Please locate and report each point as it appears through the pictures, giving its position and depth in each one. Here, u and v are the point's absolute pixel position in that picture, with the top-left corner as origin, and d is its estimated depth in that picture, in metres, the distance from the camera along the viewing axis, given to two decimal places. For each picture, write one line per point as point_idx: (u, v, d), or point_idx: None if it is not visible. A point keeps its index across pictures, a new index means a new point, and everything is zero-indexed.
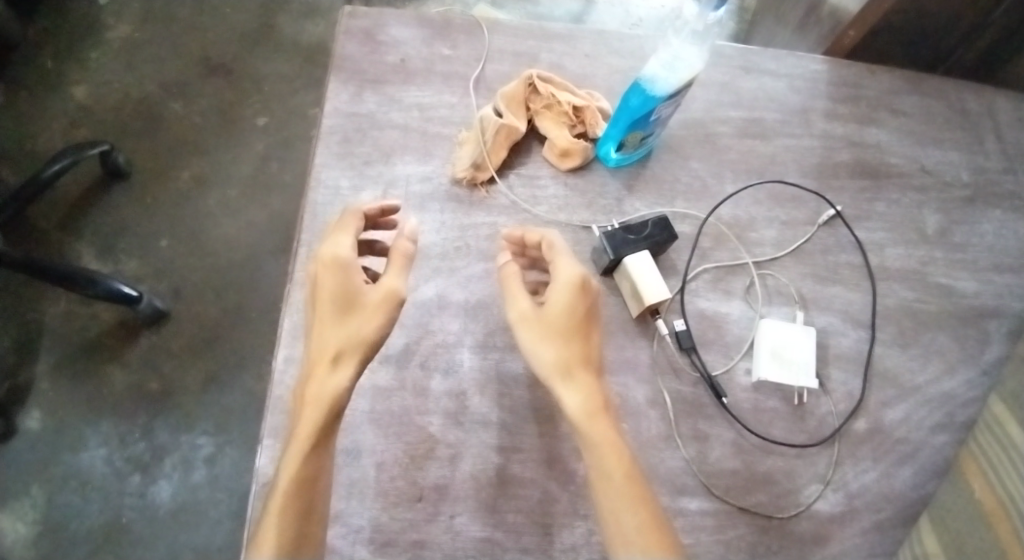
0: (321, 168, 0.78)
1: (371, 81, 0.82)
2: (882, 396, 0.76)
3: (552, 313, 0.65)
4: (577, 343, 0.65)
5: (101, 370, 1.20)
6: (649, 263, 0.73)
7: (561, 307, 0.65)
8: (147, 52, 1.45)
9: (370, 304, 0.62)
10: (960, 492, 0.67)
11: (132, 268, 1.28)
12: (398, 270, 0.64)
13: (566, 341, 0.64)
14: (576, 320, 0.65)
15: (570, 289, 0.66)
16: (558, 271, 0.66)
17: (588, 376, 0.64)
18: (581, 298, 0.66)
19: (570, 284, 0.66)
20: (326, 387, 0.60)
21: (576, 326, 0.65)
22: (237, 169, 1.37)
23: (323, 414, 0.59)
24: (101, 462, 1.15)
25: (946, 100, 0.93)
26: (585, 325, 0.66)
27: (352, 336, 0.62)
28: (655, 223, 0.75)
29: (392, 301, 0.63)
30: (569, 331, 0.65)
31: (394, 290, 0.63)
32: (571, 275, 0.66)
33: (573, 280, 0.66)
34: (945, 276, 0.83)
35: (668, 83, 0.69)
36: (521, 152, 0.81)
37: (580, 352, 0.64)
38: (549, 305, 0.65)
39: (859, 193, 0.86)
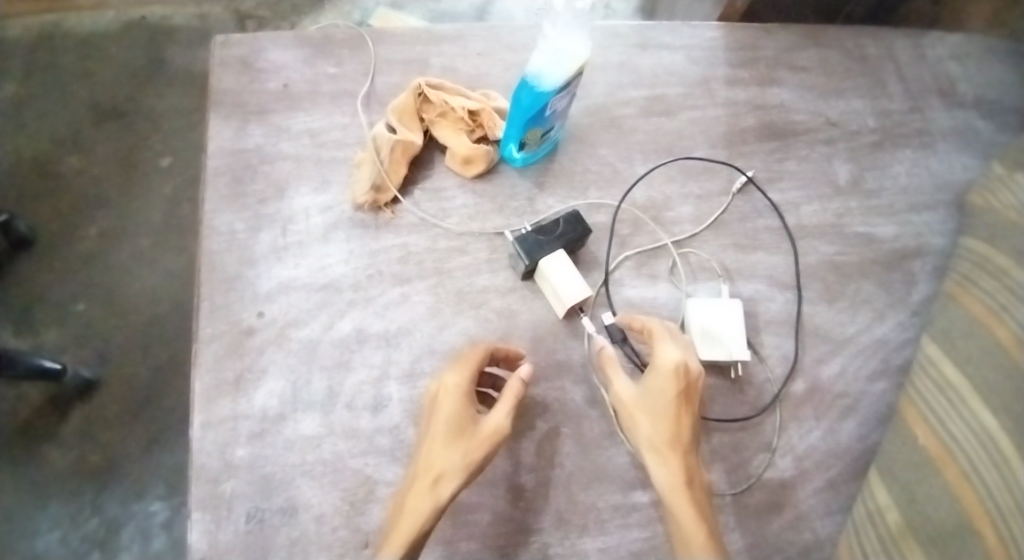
0: (213, 214, 0.73)
1: (255, 112, 0.78)
2: (818, 354, 0.76)
3: (647, 399, 0.64)
4: (669, 425, 0.62)
5: (38, 450, 1.14)
6: (565, 261, 0.71)
7: (654, 391, 0.64)
8: (33, 108, 1.36)
9: (477, 435, 0.63)
10: (905, 439, 0.66)
11: (52, 338, 1.21)
12: (506, 405, 0.64)
13: (655, 425, 0.63)
14: (671, 405, 0.62)
15: (668, 376, 0.63)
16: (657, 356, 0.64)
17: (676, 457, 0.62)
18: (675, 384, 0.62)
19: (666, 371, 0.63)
20: (427, 500, 0.60)
21: (670, 410, 0.63)
22: (149, 217, 1.31)
23: (416, 524, 0.59)
24: (57, 545, 1.09)
25: (843, 47, 0.93)
26: (682, 410, 0.63)
27: (455, 462, 0.61)
28: (564, 218, 0.73)
29: (498, 436, 0.63)
30: (662, 412, 0.63)
31: (500, 426, 0.63)
32: (671, 362, 0.63)
33: (671, 367, 0.63)
34: (863, 224, 0.84)
35: (556, 76, 0.66)
36: (423, 165, 0.78)
37: (669, 434, 0.62)
38: (646, 392, 0.64)
39: (769, 155, 0.85)
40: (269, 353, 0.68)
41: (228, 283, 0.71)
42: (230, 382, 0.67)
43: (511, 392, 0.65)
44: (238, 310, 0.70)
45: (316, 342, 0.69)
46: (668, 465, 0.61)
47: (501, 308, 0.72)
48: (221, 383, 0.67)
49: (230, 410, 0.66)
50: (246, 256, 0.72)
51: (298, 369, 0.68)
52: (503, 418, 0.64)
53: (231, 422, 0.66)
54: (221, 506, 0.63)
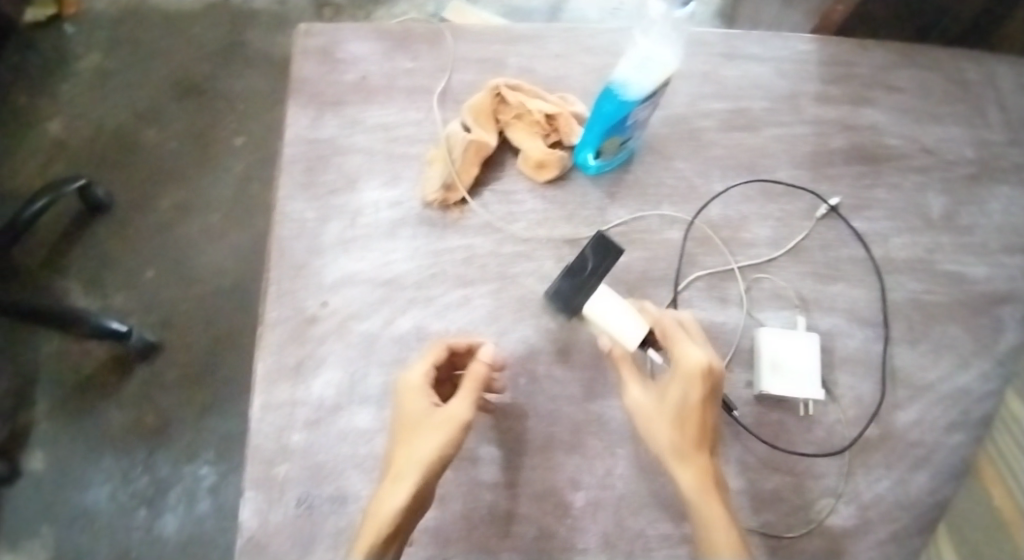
0: (285, 201, 0.74)
1: (331, 102, 0.78)
2: (891, 398, 0.72)
3: (668, 401, 0.59)
4: (692, 426, 0.58)
5: (97, 407, 1.18)
6: (608, 302, 0.65)
7: (677, 392, 0.59)
8: (117, 79, 1.41)
9: (435, 426, 0.59)
10: (978, 499, 0.62)
11: (119, 302, 1.26)
12: (466, 394, 0.60)
13: (680, 427, 0.58)
14: (695, 406, 0.58)
15: (695, 377, 0.58)
16: (680, 356, 0.59)
17: (702, 457, 0.58)
18: (701, 384, 0.58)
19: (691, 371, 0.58)
20: (388, 502, 0.55)
21: (695, 414, 0.58)
22: (217, 192, 1.34)
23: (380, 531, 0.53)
24: (107, 499, 1.14)
25: (943, 72, 0.88)
26: (705, 410, 0.58)
27: (415, 454, 0.57)
28: (592, 248, 0.67)
29: (456, 425, 0.58)
30: (684, 415, 0.58)
31: (456, 410, 0.59)
32: (695, 362, 0.58)
33: (698, 367, 0.58)
34: (952, 263, 0.79)
35: (643, 85, 0.64)
36: (494, 166, 0.76)
37: (694, 435, 0.58)
38: (669, 392, 0.60)
39: (857, 181, 0.81)
40: (330, 342, 0.69)
41: (295, 270, 0.71)
42: (290, 367, 0.68)
43: (471, 378, 0.62)
44: (303, 297, 0.70)
45: (377, 337, 0.69)
46: (696, 468, 0.57)
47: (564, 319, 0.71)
48: (284, 368, 0.68)
49: (289, 395, 0.67)
50: (314, 245, 0.72)
51: (357, 361, 0.68)
52: (465, 404, 0.60)
53: (289, 407, 0.67)
54: (274, 488, 0.64)
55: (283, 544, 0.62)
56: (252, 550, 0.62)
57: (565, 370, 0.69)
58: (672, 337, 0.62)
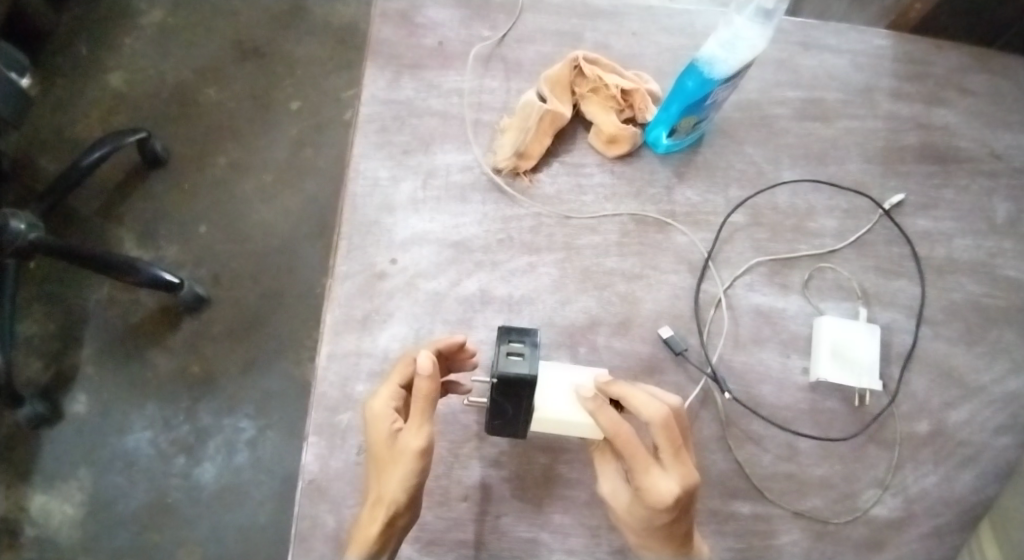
0: (360, 158, 0.75)
1: (409, 65, 0.80)
2: (945, 397, 0.72)
3: (633, 513, 0.60)
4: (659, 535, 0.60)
5: (145, 355, 1.15)
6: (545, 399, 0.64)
7: (642, 513, 0.59)
8: (180, 37, 1.37)
9: (395, 462, 0.56)
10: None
11: (171, 255, 1.22)
12: (420, 418, 0.56)
13: (649, 534, 0.60)
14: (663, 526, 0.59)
15: (664, 511, 0.57)
16: (648, 487, 0.56)
17: (669, 554, 0.62)
18: (669, 515, 0.57)
19: (658, 506, 0.56)
20: (363, 534, 0.57)
21: (663, 528, 0.59)
22: (271, 155, 1.29)
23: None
24: (147, 445, 1.11)
25: (1017, 78, 0.86)
26: (674, 525, 0.59)
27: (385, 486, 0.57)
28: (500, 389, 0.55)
29: (411, 454, 0.56)
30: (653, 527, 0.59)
31: (413, 439, 0.56)
32: (661, 498, 0.56)
33: (666, 504, 0.56)
34: (1015, 269, 0.78)
35: (728, 65, 0.65)
36: (566, 138, 0.78)
37: (663, 542, 0.61)
38: (635, 507, 0.59)
39: (926, 179, 0.80)
40: (397, 299, 0.71)
41: (367, 227, 0.73)
42: (358, 320, 0.70)
43: (420, 397, 0.56)
44: (372, 253, 0.72)
45: (444, 296, 0.71)
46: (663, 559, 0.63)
47: (626, 292, 0.73)
48: (351, 320, 0.70)
49: (355, 346, 0.69)
50: (387, 204, 0.74)
51: (422, 318, 0.70)
52: (424, 426, 0.56)
53: (354, 358, 0.69)
54: (336, 435, 0.66)
55: (343, 489, 0.64)
56: (312, 493, 0.64)
57: (623, 342, 0.71)
58: (639, 457, 0.57)
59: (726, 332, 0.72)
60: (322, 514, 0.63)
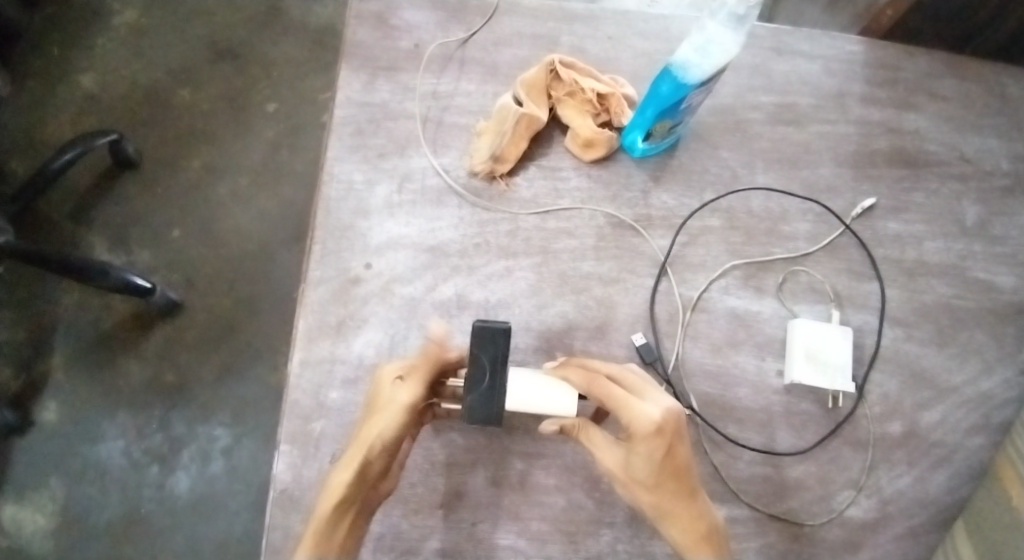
0: (333, 161, 0.75)
1: (384, 67, 0.79)
2: (917, 398, 0.73)
3: (637, 469, 0.59)
4: (672, 486, 0.59)
5: (117, 361, 1.13)
6: (522, 381, 0.62)
7: (642, 456, 0.58)
8: (153, 37, 1.34)
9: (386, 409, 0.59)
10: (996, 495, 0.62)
11: (144, 259, 1.20)
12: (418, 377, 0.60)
13: (653, 484, 0.59)
14: (662, 466, 0.58)
15: (654, 439, 0.57)
16: (632, 417, 0.58)
17: (680, 506, 0.59)
18: (661, 443, 0.57)
19: (646, 433, 0.57)
20: (334, 482, 0.56)
21: (663, 470, 0.58)
22: (246, 158, 1.27)
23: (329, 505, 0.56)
24: (119, 453, 1.09)
25: (986, 84, 0.88)
26: (673, 462, 0.58)
27: (363, 436, 0.58)
28: (476, 341, 0.60)
29: (398, 404, 0.59)
30: (653, 472, 0.58)
31: (403, 394, 0.59)
32: (648, 422, 0.57)
33: (653, 429, 0.57)
34: (984, 271, 0.79)
35: (702, 69, 0.65)
36: (542, 142, 0.78)
37: (672, 494, 0.59)
38: (633, 456, 0.59)
39: (897, 183, 0.82)
40: (372, 304, 0.70)
41: (341, 232, 0.72)
42: (332, 326, 0.69)
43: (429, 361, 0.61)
44: (347, 258, 0.71)
45: (419, 302, 0.70)
46: (680, 527, 0.59)
47: (603, 297, 0.73)
48: (326, 326, 0.69)
49: (329, 352, 0.68)
50: (362, 208, 0.73)
51: (398, 323, 0.69)
52: (422, 387, 0.60)
53: (328, 365, 0.68)
54: (311, 443, 0.65)
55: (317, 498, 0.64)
56: (285, 503, 0.63)
57: (600, 346, 0.71)
58: (617, 399, 0.59)
59: (702, 336, 0.73)
60: (296, 525, 0.63)
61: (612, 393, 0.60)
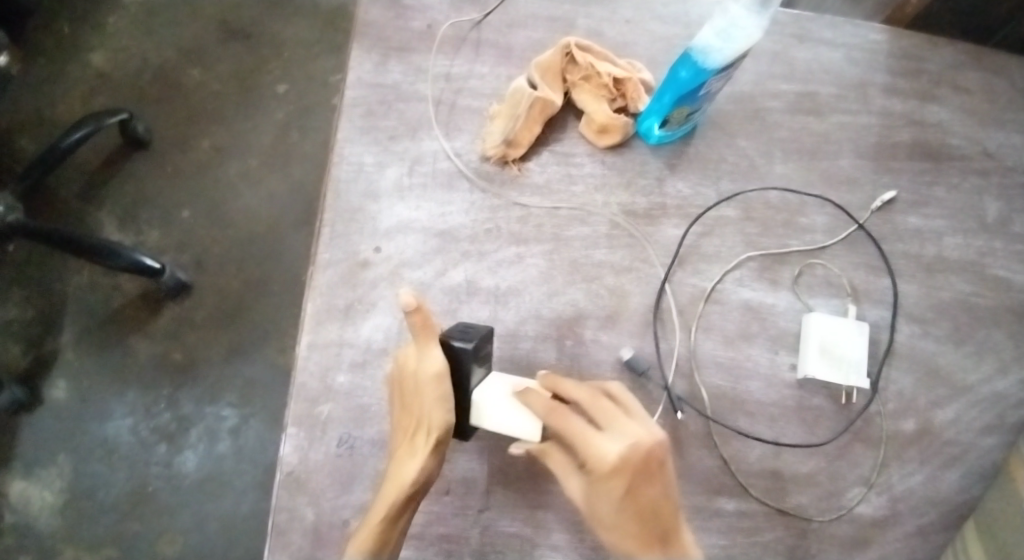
0: (343, 143, 0.74)
1: (396, 48, 0.78)
2: (932, 396, 0.72)
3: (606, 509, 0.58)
4: (647, 527, 0.57)
5: (126, 341, 1.13)
6: (490, 404, 0.61)
7: (604, 493, 0.57)
8: (164, 16, 1.33)
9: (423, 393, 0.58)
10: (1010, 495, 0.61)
11: (153, 239, 1.19)
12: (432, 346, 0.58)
13: (617, 522, 0.58)
14: (625, 505, 0.57)
15: (614, 476, 0.56)
16: (591, 453, 0.57)
17: (647, 546, 0.58)
18: (620, 483, 0.56)
19: (605, 471, 0.56)
20: (404, 473, 0.57)
21: (626, 508, 0.57)
22: (256, 139, 1.26)
23: (397, 498, 0.56)
24: (127, 432, 1.09)
25: (1011, 76, 0.85)
26: (638, 501, 0.57)
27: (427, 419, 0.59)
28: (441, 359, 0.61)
29: (436, 382, 0.58)
30: (616, 510, 0.57)
31: (434, 370, 0.58)
32: (608, 459, 0.56)
33: (611, 467, 0.56)
34: (1004, 268, 0.77)
35: (722, 55, 0.64)
36: (556, 127, 0.76)
37: (637, 534, 0.58)
38: (596, 492, 0.58)
39: (917, 176, 0.80)
40: (381, 288, 0.69)
41: (351, 214, 0.71)
42: (340, 309, 0.68)
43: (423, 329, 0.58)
44: (356, 241, 0.70)
45: (428, 287, 0.69)
46: None
47: (615, 286, 0.71)
48: (335, 309, 0.68)
49: (337, 336, 0.67)
50: (371, 190, 0.72)
51: None
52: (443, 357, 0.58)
53: (336, 348, 0.67)
54: (317, 426, 0.64)
55: (322, 481, 0.63)
56: (290, 486, 0.63)
57: (610, 336, 0.70)
58: (577, 433, 0.58)
59: (714, 328, 0.71)
60: (301, 508, 0.62)
61: (573, 426, 0.58)
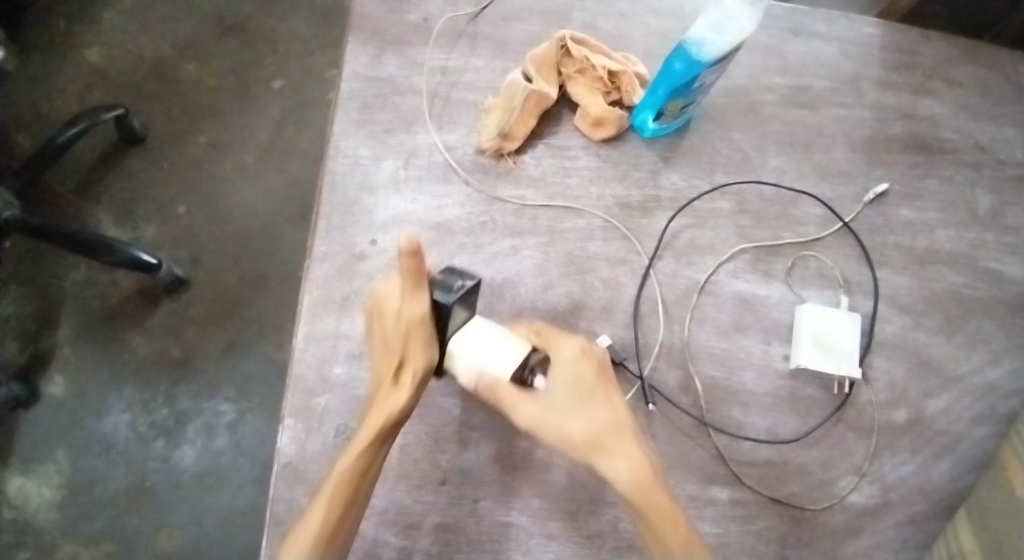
0: (340, 136, 0.74)
1: (392, 42, 0.78)
2: (923, 386, 0.72)
3: (556, 398, 0.61)
4: (598, 414, 0.60)
5: (123, 336, 1.13)
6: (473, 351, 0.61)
7: (571, 381, 0.62)
8: (160, 11, 1.33)
9: (408, 334, 0.60)
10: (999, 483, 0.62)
11: (149, 235, 1.19)
12: (416, 285, 0.60)
13: (586, 414, 0.60)
14: (592, 390, 0.61)
15: (582, 360, 0.62)
16: (559, 344, 0.63)
17: (621, 442, 0.59)
18: (589, 364, 0.62)
19: (575, 353, 0.62)
20: (388, 404, 0.59)
21: (594, 394, 0.61)
22: (252, 134, 1.26)
23: (380, 426, 0.58)
24: (125, 427, 1.09)
25: (1002, 71, 0.86)
26: (603, 389, 0.62)
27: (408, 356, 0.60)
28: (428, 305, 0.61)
29: (419, 320, 0.59)
30: (585, 400, 0.61)
31: (417, 308, 0.59)
32: (574, 346, 0.63)
33: (579, 350, 0.62)
34: (995, 260, 0.78)
35: (716, 47, 0.64)
36: (551, 120, 0.77)
37: (608, 423, 0.60)
38: (562, 385, 0.62)
39: (910, 169, 0.80)
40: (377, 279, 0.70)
41: (347, 207, 0.72)
42: (337, 301, 0.69)
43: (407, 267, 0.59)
44: (352, 234, 0.71)
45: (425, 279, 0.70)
46: (622, 464, 0.58)
47: (609, 277, 0.72)
48: (331, 301, 0.69)
49: (333, 328, 0.68)
50: (368, 183, 0.73)
51: None
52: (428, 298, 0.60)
53: (333, 340, 0.67)
54: (313, 417, 0.65)
55: (319, 471, 0.63)
56: (288, 477, 0.63)
57: (605, 327, 0.70)
58: (544, 337, 0.64)
59: (708, 319, 0.72)
60: (298, 498, 0.62)
61: (538, 330, 0.64)
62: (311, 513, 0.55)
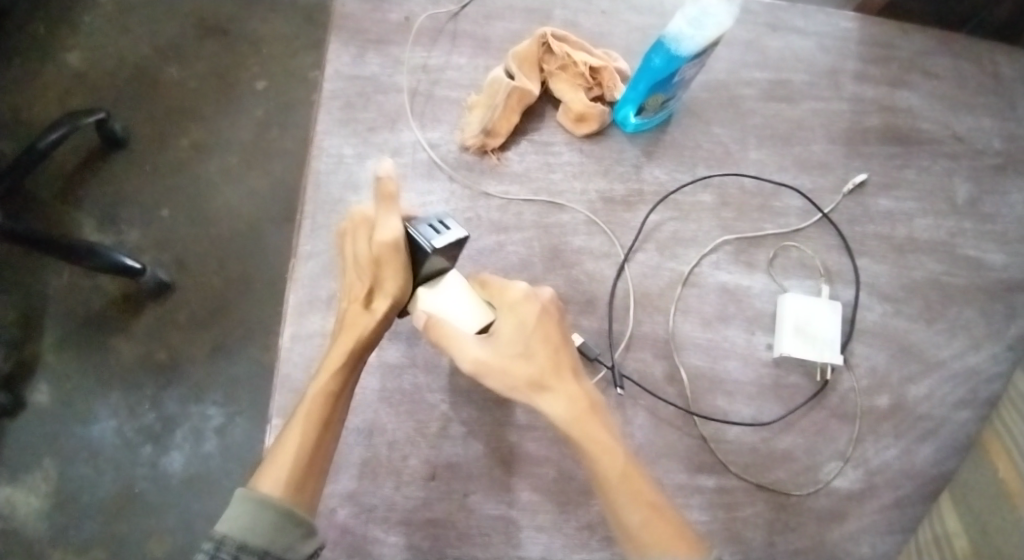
0: (323, 135, 0.74)
1: (374, 41, 0.79)
2: (905, 372, 0.74)
3: (503, 335, 0.62)
4: (542, 351, 0.62)
5: (108, 342, 1.12)
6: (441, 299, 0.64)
7: (514, 324, 0.62)
8: (140, 14, 1.32)
9: (380, 259, 0.62)
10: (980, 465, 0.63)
11: (133, 239, 1.19)
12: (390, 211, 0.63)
13: (529, 355, 0.62)
14: (535, 332, 0.62)
15: (528, 304, 0.63)
16: (507, 290, 0.64)
17: (560, 382, 0.61)
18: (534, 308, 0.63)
19: (521, 297, 0.63)
20: (360, 324, 0.61)
21: (539, 336, 0.62)
22: (236, 136, 1.26)
23: (352, 345, 0.60)
24: (111, 434, 1.08)
25: (978, 62, 0.88)
26: (549, 333, 0.62)
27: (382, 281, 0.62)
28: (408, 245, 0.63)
29: (392, 246, 0.61)
30: (529, 341, 0.62)
31: (394, 234, 0.62)
32: (522, 291, 0.63)
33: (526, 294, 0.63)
34: (973, 248, 0.79)
35: (694, 42, 0.66)
36: (534, 117, 0.78)
37: (549, 363, 0.62)
38: (506, 329, 0.62)
39: (888, 160, 0.82)
40: None
41: (332, 206, 0.72)
42: (323, 300, 0.69)
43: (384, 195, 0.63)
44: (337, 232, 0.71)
45: None
46: (560, 402, 0.60)
47: (594, 271, 0.73)
48: (317, 299, 0.69)
49: (320, 327, 0.68)
50: (352, 182, 0.73)
51: None
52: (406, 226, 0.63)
53: (319, 339, 0.67)
54: None
55: None
56: None
57: (591, 320, 0.71)
58: (492, 286, 0.65)
59: (692, 310, 0.73)
60: None
61: (489, 283, 0.65)
62: (287, 439, 0.55)
